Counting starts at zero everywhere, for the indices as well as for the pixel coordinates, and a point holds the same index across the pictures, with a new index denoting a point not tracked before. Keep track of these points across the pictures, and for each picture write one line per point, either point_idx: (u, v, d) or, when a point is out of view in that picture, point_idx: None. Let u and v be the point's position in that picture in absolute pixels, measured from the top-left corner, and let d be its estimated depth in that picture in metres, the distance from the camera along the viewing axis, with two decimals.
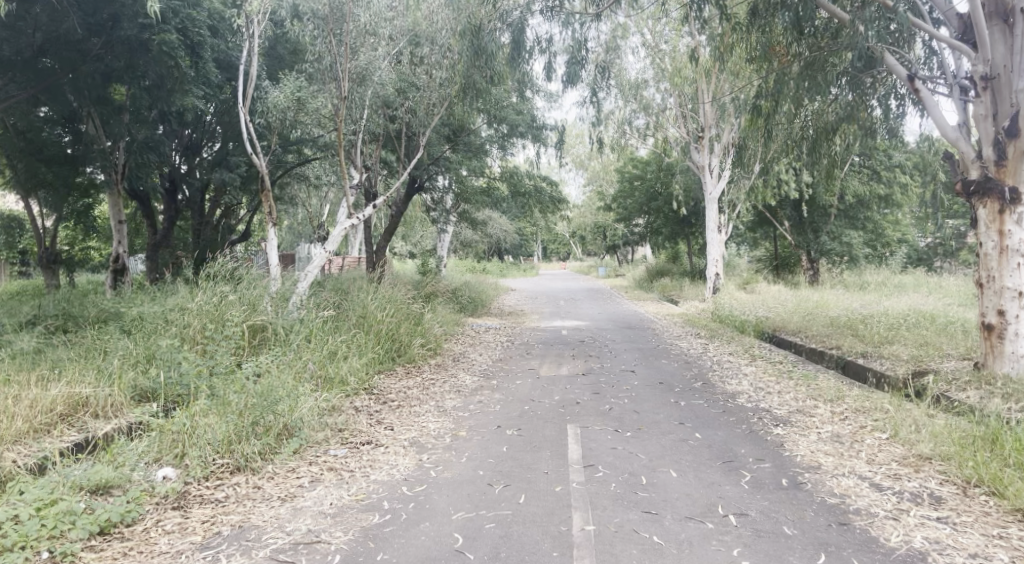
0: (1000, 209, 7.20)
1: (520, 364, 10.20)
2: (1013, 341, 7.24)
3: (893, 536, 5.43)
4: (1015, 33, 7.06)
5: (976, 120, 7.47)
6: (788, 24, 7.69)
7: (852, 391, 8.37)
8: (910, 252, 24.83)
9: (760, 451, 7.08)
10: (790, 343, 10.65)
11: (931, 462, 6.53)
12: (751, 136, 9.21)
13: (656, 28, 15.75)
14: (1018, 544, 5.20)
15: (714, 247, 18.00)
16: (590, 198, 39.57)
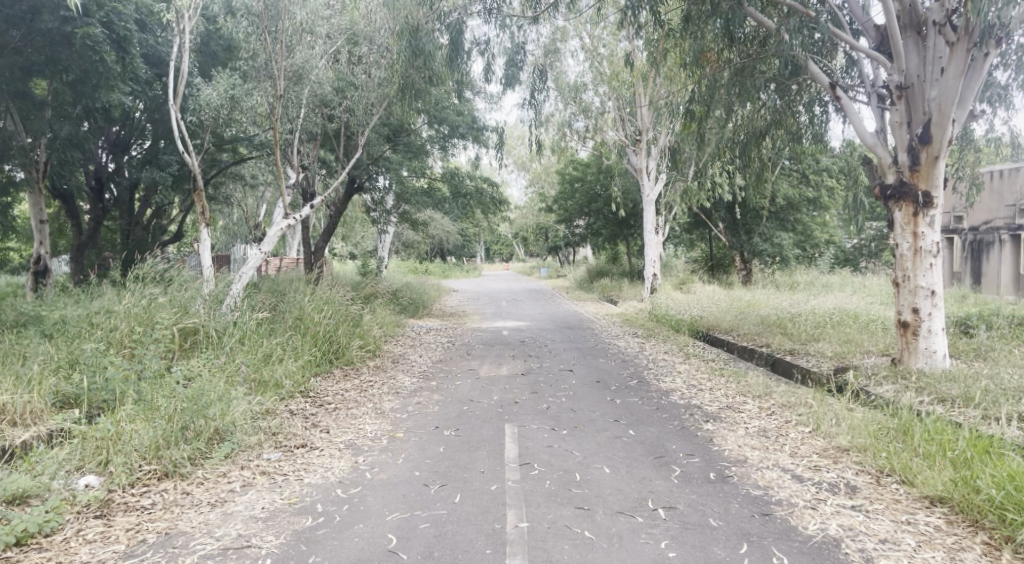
0: (914, 212, 7.58)
1: (460, 364, 10.23)
2: (927, 337, 7.69)
3: (810, 524, 5.66)
4: (927, 45, 7.44)
5: (892, 127, 7.81)
6: (719, 31, 7.88)
7: (779, 387, 8.65)
8: (838, 254, 25.92)
9: (691, 447, 7.29)
10: (722, 341, 10.94)
11: (848, 454, 6.87)
12: (684, 140, 9.41)
13: (594, 33, 16.05)
14: (923, 529, 5.49)
15: (651, 248, 18.40)
16: (531, 199, 39.93)
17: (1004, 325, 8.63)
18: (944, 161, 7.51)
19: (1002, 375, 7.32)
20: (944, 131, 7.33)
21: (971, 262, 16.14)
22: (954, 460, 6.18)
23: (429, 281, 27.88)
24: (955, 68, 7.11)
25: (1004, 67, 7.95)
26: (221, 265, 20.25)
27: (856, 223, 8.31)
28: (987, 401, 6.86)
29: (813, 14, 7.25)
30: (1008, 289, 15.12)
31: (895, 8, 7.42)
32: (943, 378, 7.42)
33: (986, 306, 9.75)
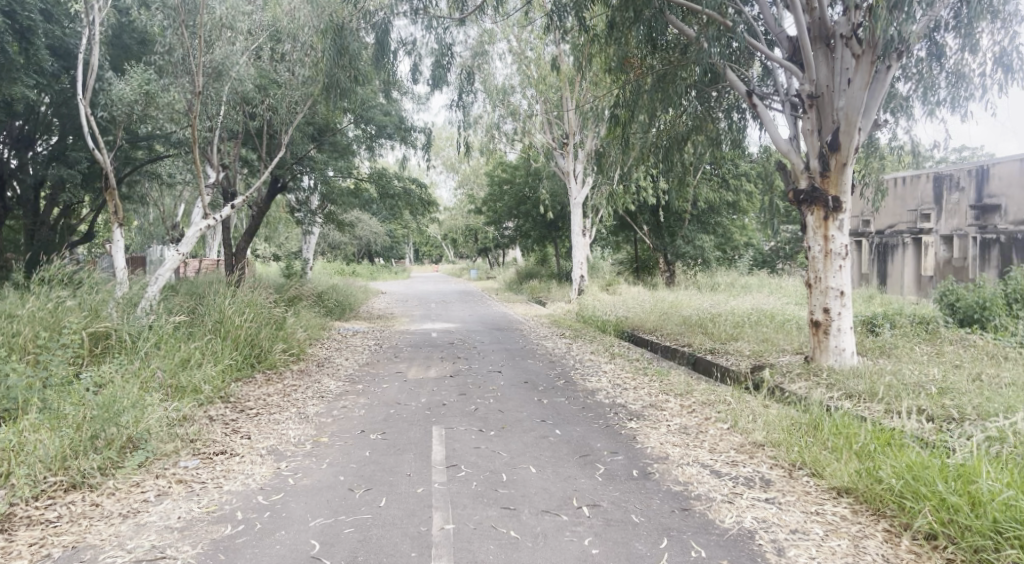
0: (825, 216, 7.90)
1: (388, 367, 10.14)
2: (837, 336, 8.06)
3: (727, 517, 5.85)
4: (835, 56, 7.74)
5: (804, 134, 8.10)
6: (643, 37, 8.06)
7: (699, 385, 8.91)
8: (756, 255, 26.86)
9: (615, 445, 7.43)
10: (646, 341, 11.20)
11: (763, 449, 7.14)
12: (609, 144, 9.54)
13: (521, 36, 16.26)
14: (831, 518, 5.76)
15: (578, 250, 18.64)
16: (461, 201, 39.96)
17: (905, 324, 9.13)
18: (851, 168, 7.86)
19: (903, 370, 7.76)
20: (851, 139, 7.68)
21: (878, 263, 17.03)
22: (858, 452, 6.53)
23: (353, 282, 27.76)
24: (861, 79, 7.44)
25: (904, 80, 8.39)
26: (135, 266, 19.34)
27: (771, 227, 8.61)
28: (889, 396, 7.26)
29: (731, 24, 7.48)
30: (911, 290, 15.95)
31: (806, 20, 7.69)
32: (851, 374, 7.81)
33: (890, 306, 10.27)
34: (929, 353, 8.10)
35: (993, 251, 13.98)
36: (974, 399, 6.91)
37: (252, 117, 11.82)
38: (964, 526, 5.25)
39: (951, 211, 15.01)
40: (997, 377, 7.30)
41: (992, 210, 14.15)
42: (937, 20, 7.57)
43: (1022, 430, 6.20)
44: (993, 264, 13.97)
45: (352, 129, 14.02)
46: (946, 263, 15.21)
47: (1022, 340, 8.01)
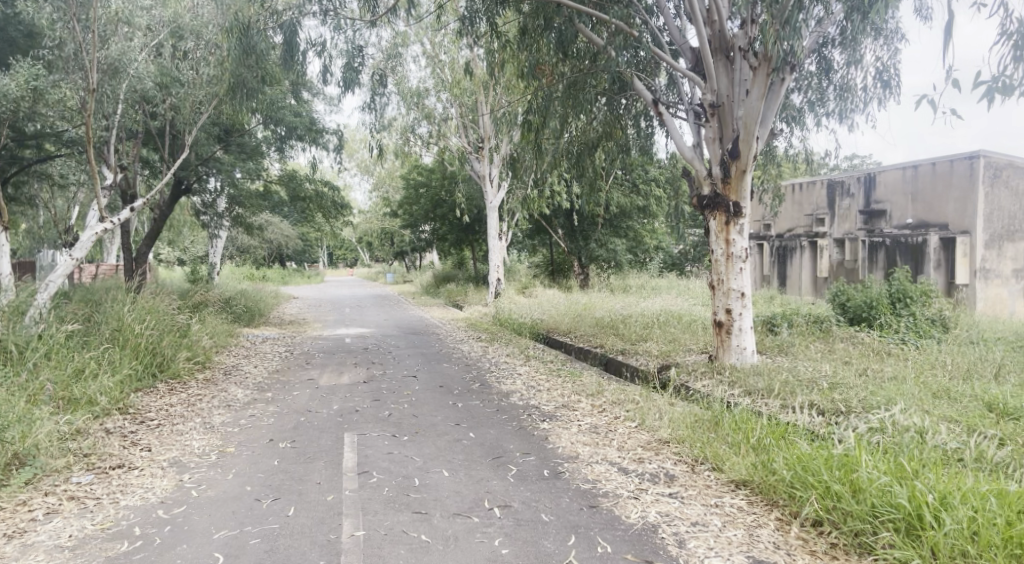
0: (726, 221, 8.21)
1: (299, 374, 9.93)
2: (738, 335, 8.42)
3: (633, 513, 6.03)
4: (734, 68, 8.03)
5: (706, 142, 8.39)
6: (553, 44, 8.26)
7: (610, 385, 9.14)
8: (666, 258, 27.72)
9: (527, 446, 7.54)
10: (560, 343, 11.39)
11: (668, 445, 7.41)
12: (523, 149, 9.62)
13: (434, 40, 16.51)
14: (728, 510, 6.02)
15: (495, 253, 18.79)
16: (376, 205, 39.65)
17: (801, 323, 9.64)
18: (750, 175, 8.22)
19: (799, 367, 8.19)
20: (750, 147, 8.02)
21: (778, 266, 17.87)
22: (754, 446, 6.86)
23: (263, 287, 26.99)
24: (758, 90, 7.79)
25: (798, 92, 8.81)
26: (23, 272, 18.27)
27: (678, 232, 8.88)
28: (785, 392, 7.66)
29: (636, 33, 7.71)
30: (807, 290, 16.73)
31: (707, 32, 7.95)
32: (751, 372, 8.18)
33: (788, 306, 10.83)
34: (822, 351, 8.57)
35: (880, 253, 14.69)
36: (860, 393, 7.37)
37: (153, 117, 11.42)
38: (846, 511, 5.61)
39: (844, 215, 15.93)
40: (881, 371, 7.84)
41: (879, 214, 15.09)
42: (825, 36, 8.01)
43: (900, 421, 6.67)
44: (879, 266, 14.69)
45: (261, 129, 13.73)
46: (839, 265, 15.91)
47: (903, 338, 8.62)
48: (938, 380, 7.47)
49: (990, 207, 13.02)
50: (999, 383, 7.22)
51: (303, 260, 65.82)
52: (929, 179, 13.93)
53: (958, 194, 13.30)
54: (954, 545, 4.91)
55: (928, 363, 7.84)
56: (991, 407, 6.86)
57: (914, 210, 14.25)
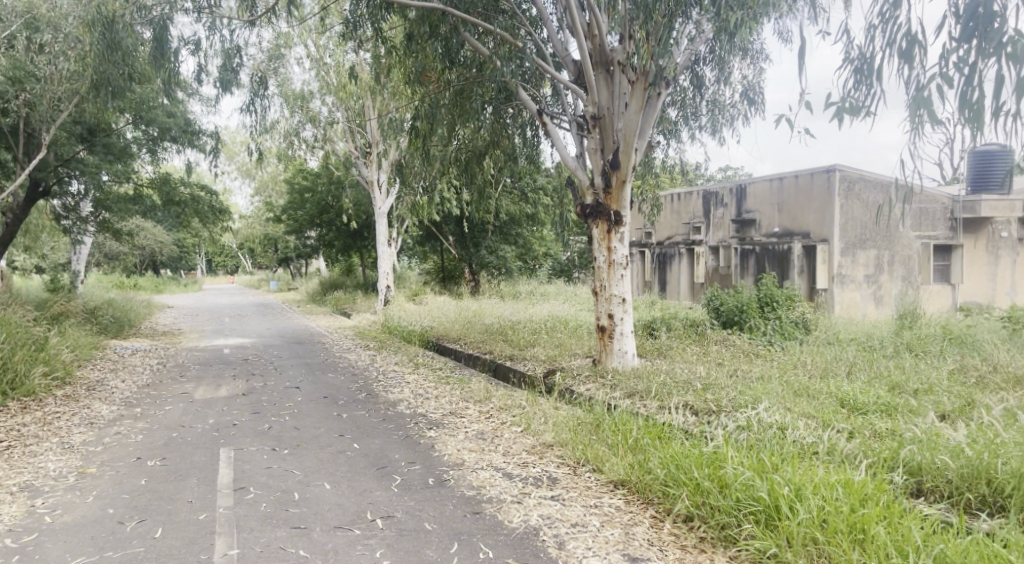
0: (608, 229, 8.50)
1: (171, 388, 9.43)
2: (619, 340, 8.72)
3: (515, 517, 6.11)
4: (614, 82, 8.30)
5: (589, 153, 8.65)
6: (439, 53, 8.30)
7: (497, 391, 9.23)
8: (554, 264, 27.54)
9: (413, 455, 7.49)
10: (449, 350, 11.41)
11: (552, 449, 7.56)
12: (412, 156, 9.58)
13: (320, 43, 16.70)
14: (606, 510, 6.21)
15: (383, 261, 18.73)
16: (258, 210, 38.41)
17: (679, 327, 10.13)
18: (630, 185, 8.54)
19: (676, 369, 8.58)
20: (629, 158, 8.36)
21: (660, 272, 19.92)
22: (632, 447, 7.12)
23: (133, 295, 25.38)
24: (636, 104, 8.10)
25: (673, 105, 9.24)
26: None
27: (563, 239, 9.09)
28: (662, 393, 7.99)
29: (520, 45, 7.87)
30: (686, 295, 18.72)
31: (587, 46, 8.19)
32: (631, 375, 8.48)
33: (668, 310, 11.35)
34: (697, 352, 9.01)
35: (750, 259, 16.47)
36: (730, 393, 7.78)
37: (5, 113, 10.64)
38: (713, 506, 5.90)
39: (719, 224, 17.67)
40: (749, 371, 8.32)
41: (749, 223, 16.62)
42: (697, 53, 8.44)
43: (764, 419, 7.07)
44: (749, 271, 16.52)
45: (130, 130, 13.38)
46: (713, 271, 17.82)
47: (770, 339, 9.21)
48: (798, 379, 7.98)
49: (845, 216, 14.48)
50: (850, 379, 7.80)
51: (183, 266, 62.31)
52: (793, 190, 15.47)
53: (816, 206, 14.81)
54: (806, 533, 5.20)
55: (791, 363, 8.39)
56: (843, 403, 7.39)
57: (780, 221, 15.81)
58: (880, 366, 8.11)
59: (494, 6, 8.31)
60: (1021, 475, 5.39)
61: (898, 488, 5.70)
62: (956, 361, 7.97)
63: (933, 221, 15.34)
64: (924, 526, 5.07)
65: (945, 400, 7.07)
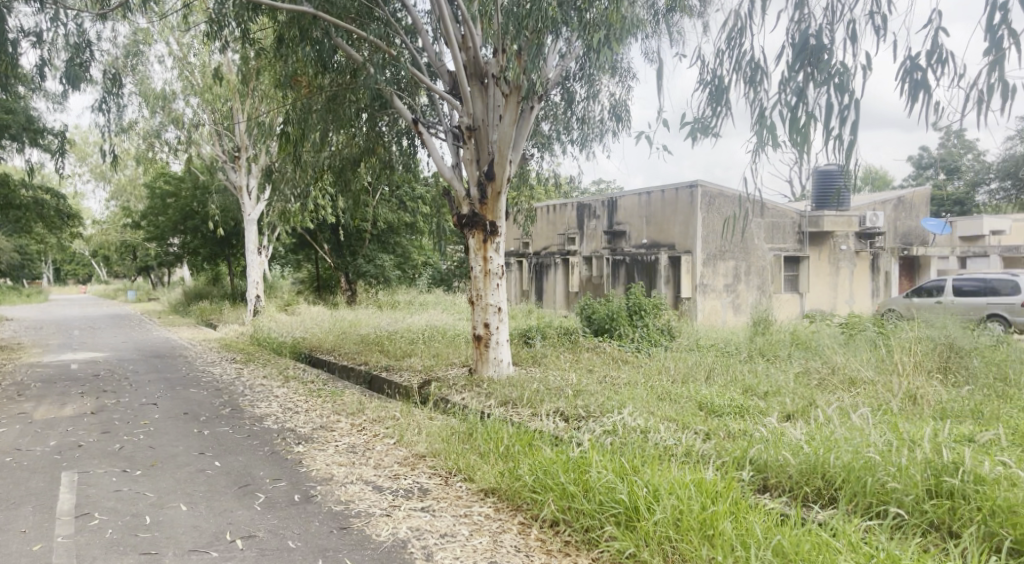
0: (484, 239, 8.58)
1: (7, 408, 8.66)
2: (495, 348, 8.82)
3: (383, 531, 5.98)
4: (488, 94, 8.42)
5: (465, 163, 8.69)
6: (310, 58, 8.15)
7: (372, 403, 9.11)
8: (434, 274, 27.72)
9: (278, 471, 7.22)
10: (322, 361, 11.18)
11: (425, 460, 7.51)
12: (284, 163, 9.34)
13: (183, 41, 16.41)
14: (475, 519, 6.20)
15: (253, 270, 18.35)
16: (114, 215, 36.25)
17: (553, 335, 10.43)
18: (505, 197, 8.67)
19: (550, 376, 8.77)
20: (503, 170, 8.47)
21: (535, 281, 21.66)
22: (503, 454, 7.18)
23: None
24: (509, 117, 8.24)
25: (547, 120, 9.50)
26: None
27: (440, 249, 9.09)
28: (534, 400, 8.14)
29: (394, 53, 7.82)
30: (561, 303, 20.34)
31: (462, 58, 8.26)
32: (506, 384, 8.57)
33: (543, 319, 11.66)
34: (570, 360, 9.29)
35: (621, 269, 18.01)
36: (598, 399, 8.03)
37: None
38: (578, 510, 5.94)
39: (592, 235, 19.29)
40: (617, 378, 8.61)
41: (620, 235, 18.24)
42: (567, 70, 8.71)
43: (629, 423, 7.32)
44: (621, 279, 17.95)
45: None
46: (587, 280, 19.36)
47: (637, 346, 9.65)
48: (661, 384, 8.35)
49: (706, 228, 16.16)
50: (708, 383, 8.24)
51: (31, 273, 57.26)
52: (659, 204, 17.11)
53: (681, 218, 16.42)
54: (661, 532, 5.27)
55: (655, 368, 8.79)
56: (701, 407, 7.74)
57: (648, 232, 17.43)
58: (735, 370, 8.64)
59: (367, 12, 8.27)
60: (850, 468, 5.61)
61: (746, 485, 5.84)
62: (801, 364, 8.63)
63: (783, 234, 17.46)
64: (766, 520, 5.18)
65: (789, 401, 7.58)
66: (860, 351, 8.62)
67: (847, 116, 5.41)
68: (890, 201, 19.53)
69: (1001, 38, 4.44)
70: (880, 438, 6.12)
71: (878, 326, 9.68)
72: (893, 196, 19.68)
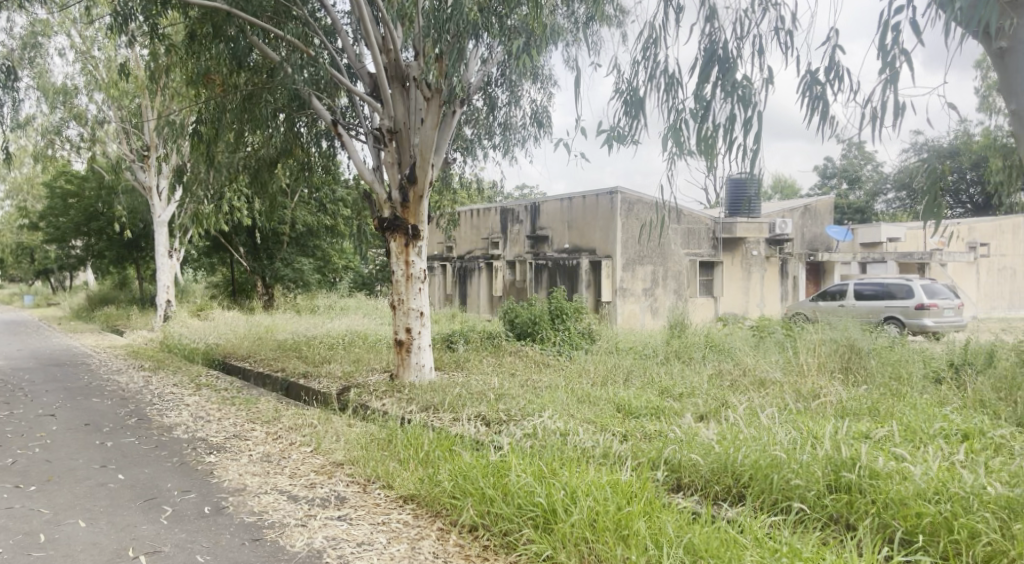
0: (406, 243, 8.52)
1: None
2: (417, 353, 8.76)
3: (297, 541, 5.78)
4: (409, 96, 8.39)
5: (385, 166, 8.64)
6: (224, 56, 7.95)
7: (288, 410, 8.92)
8: (355, 278, 27.50)
9: (188, 483, 6.93)
10: (237, 368, 10.87)
11: (342, 467, 7.35)
12: (197, 163, 9.07)
13: (87, 35, 15.83)
14: (394, 526, 6.07)
15: (163, 274, 17.70)
16: (9, 215, 34.25)
17: (476, 339, 10.46)
18: (427, 200, 8.65)
19: (471, 381, 8.77)
20: (425, 173, 8.44)
21: (459, 285, 21.68)
22: (423, 460, 7.09)
23: None
24: (431, 120, 8.22)
25: (469, 124, 9.54)
26: None
27: (361, 252, 8.96)
28: (456, 404, 8.11)
29: (311, 53, 7.68)
30: (484, 307, 20.39)
31: (382, 59, 8.21)
32: (427, 389, 8.52)
33: (467, 323, 11.68)
34: (492, 364, 9.32)
35: (544, 273, 18.24)
36: (519, 402, 8.08)
37: None
38: (497, 514, 5.90)
39: (515, 239, 19.53)
40: (539, 381, 8.69)
41: (542, 239, 18.54)
42: (489, 75, 8.78)
43: (549, 425, 7.36)
44: (543, 283, 18.20)
45: None
46: (511, 284, 19.51)
47: (559, 349, 9.80)
48: (581, 387, 8.48)
49: (624, 232, 16.59)
50: (626, 386, 8.42)
51: None
52: (579, 209, 17.48)
53: (601, 224, 16.84)
54: (577, 533, 5.28)
55: (576, 371, 8.92)
56: (619, 408, 7.88)
57: (570, 237, 17.76)
58: (653, 372, 8.85)
59: (284, 11, 8.09)
60: (757, 465, 5.74)
61: (660, 485, 5.95)
62: (713, 365, 8.94)
63: (699, 240, 18.03)
64: (679, 519, 5.26)
65: (701, 402, 7.81)
66: (769, 352, 9.00)
67: (749, 128, 5.37)
68: (797, 208, 20.46)
69: (892, 58, 4.51)
70: (785, 436, 6.32)
71: (786, 328, 10.12)
72: (799, 204, 20.61)
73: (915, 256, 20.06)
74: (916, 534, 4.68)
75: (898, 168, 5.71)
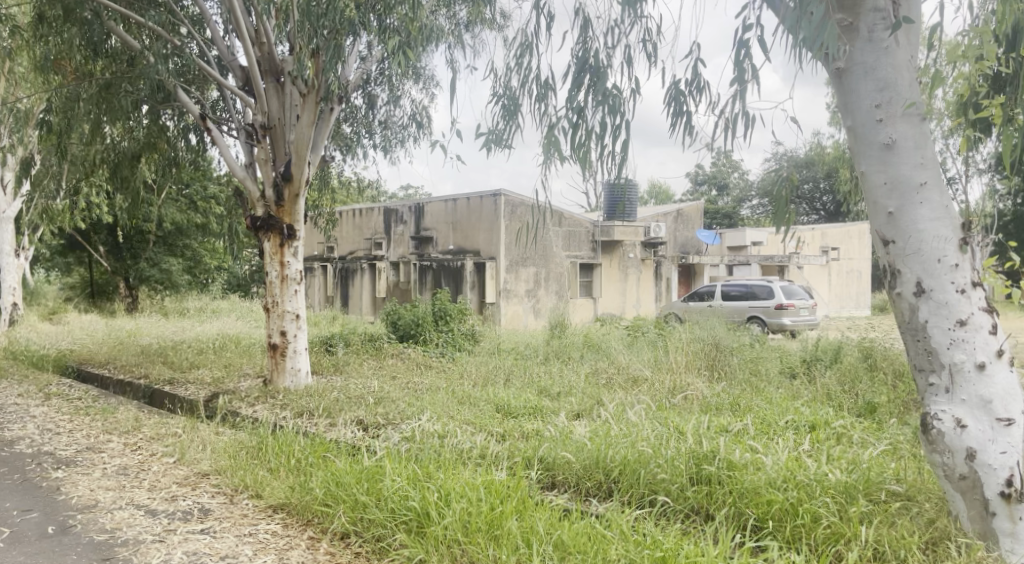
0: (280, 243, 8.29)
1: None
2: (292, 357, 8.53)
3: (153, 557, 5.33)
4: (284, 92, 8.15)
5: (258, 163, 8.39)
6: (79, 40, 7.49)
7: (150, 420, 8.46)
8: (230, 278, 26.60)
9: (29, 502, 6.38)
10: (94, 376, 10.20)
11: (208, 478, 6.97)
12: (46, 155, 8.47)
13: None
14: (260, 537, 5.74)
15: (8, 274, 16.49)
16: None
17: (357, 342, 10.31)
18: (304, 199, 8.45)
19: (350, 384, 8.62)
20: (302, 171, 8.23)
21: (340, 287, 21.26)
22: (294, 467, 6.83)
23: None
24: (307, 117, 8.00)
25: (348, 122, 9.41)
26: None
27: (233, 252, 8.58)
28: (332, 409, 7.93)
29: (177, 43, 7.30)
30: (367, 309, 19.98)
31: (253, 52, 7.95)
32: (303, 394, 8.29)
33: (347, 325, 11.50)
34: (373, 366, 9.20)
35: (428, 275, 18.26)
36: (399, 405, 8.02)
37: None
38: (370, 519, 5.71)
39: (398, 240, 19.45)
40: (419, 384, 8.64)
41: (426, 240, 18.59)
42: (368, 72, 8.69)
43: (426, 428, 7.28)
44: (427, 285, 18.25)
45: None
46: (395, 285, 19.35)
47: (442, 350, 9.83)
48: (462, 388, 8.51)
49: (506, 233, 16.84)
50: (506, 386, 8.51)
51: None
52: (463, 211, 17.67)
53: (485, 226, 17.06)
54: (449, 534, 5.17)
55: (457, 372, 8.94)
56: (498, 409, 7.93)
57: (454, 238, 17.86)
58: (533, 373, 9.01)
59: None
60: (627, 461, 5.89)
61: (533, 483, 5.97)
62: (591, 364, 9.22)
63: (579, 242, 18.52)
64: (551, 516, 5.25)
65: (577, 401, 7.97)
66: (641, 352, 9.37)
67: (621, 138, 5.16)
68: (670, 212, 21.40)
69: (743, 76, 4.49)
70: (652, 432, 6.54)
71: (658, 328, 10.57)
72: (673, 209, 21.56)
73: (777, 256, 21.38)
74: (766, 519, 4.81)
75: (757, 176, 6.01)
